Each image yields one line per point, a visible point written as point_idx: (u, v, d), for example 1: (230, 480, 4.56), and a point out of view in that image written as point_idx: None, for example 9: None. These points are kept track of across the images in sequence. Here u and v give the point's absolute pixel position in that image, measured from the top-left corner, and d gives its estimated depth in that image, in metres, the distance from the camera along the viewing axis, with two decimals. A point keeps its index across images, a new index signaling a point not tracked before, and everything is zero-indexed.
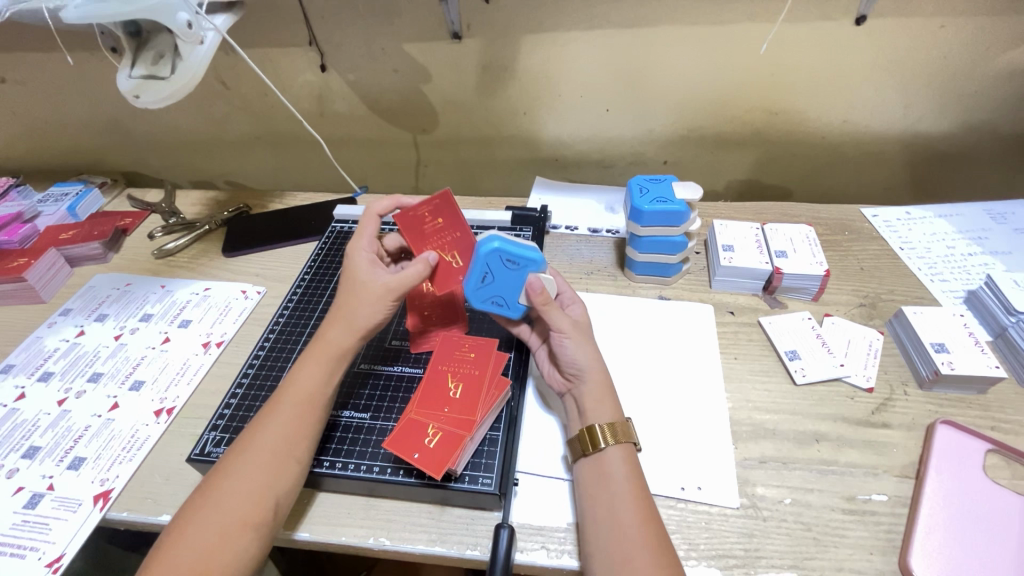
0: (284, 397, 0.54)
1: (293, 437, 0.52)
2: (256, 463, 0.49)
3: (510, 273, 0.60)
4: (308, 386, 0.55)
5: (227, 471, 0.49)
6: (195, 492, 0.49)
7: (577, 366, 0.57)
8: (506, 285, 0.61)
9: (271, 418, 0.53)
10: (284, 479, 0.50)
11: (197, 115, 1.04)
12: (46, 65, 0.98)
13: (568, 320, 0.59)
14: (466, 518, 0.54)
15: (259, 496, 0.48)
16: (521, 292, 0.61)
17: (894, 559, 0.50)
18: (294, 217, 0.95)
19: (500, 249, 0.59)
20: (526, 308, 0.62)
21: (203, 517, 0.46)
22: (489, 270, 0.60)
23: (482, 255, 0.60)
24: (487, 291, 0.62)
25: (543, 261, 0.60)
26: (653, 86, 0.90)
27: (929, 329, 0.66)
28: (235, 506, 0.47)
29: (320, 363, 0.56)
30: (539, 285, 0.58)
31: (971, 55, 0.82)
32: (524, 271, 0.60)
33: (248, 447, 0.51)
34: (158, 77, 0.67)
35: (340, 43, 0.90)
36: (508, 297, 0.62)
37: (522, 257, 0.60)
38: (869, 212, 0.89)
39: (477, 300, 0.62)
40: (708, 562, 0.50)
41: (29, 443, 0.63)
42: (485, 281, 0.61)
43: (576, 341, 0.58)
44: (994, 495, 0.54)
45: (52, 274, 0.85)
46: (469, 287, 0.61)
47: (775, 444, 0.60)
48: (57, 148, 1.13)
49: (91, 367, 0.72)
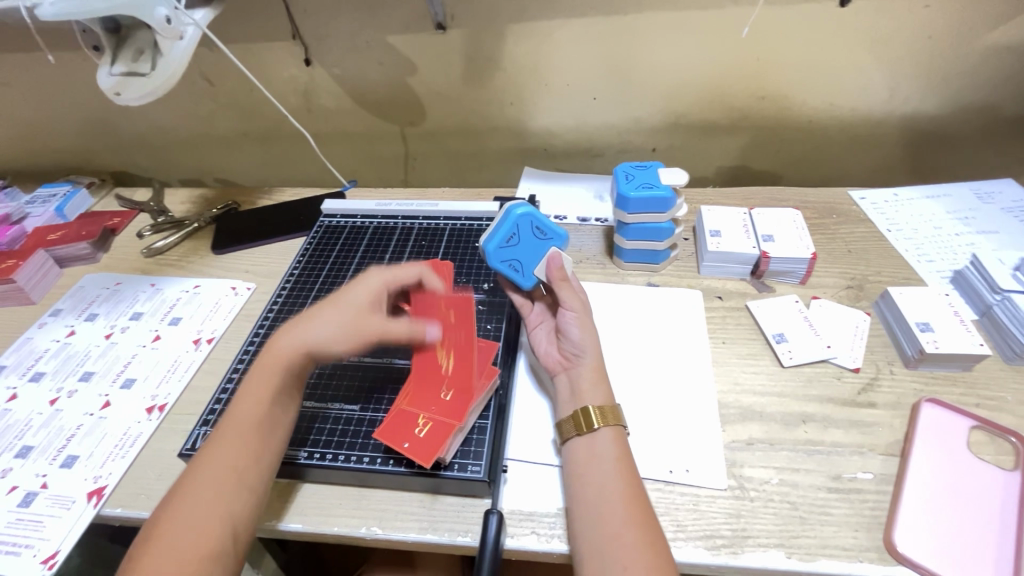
0: (232, 422, 0.51)
1: (243, 466, 0.49)
2: (210, 494, 0.47)
3: (535, 241, 0.65)
4: (255, 407, 0.52)
5: (177, 505, 0.46)
6: (138, 538, 0.45)
7: (577, 345, 0.59)
8: (527, 251, 0.64)
9: (217, 449, 0.50)
10: (237, 510, 0.47)
11: (183, 113, 1.04)
12: (29, 65, 0.97)
13: (577, 299, 0.61)
14: (457, 505, 0.55)
15: (214, 524, 0.46)
16: (540, 262, 0.64)
17: (878, 535, 0.51)
18: (282, 212, 0.95)
19: (532, 215, 0.65)
20: (536, 282, 0.65)
21: (158, 556, 0.43)
22: (517, 232, 0.64)
23: (514, 217, 0.64)
24: (509, 253, 0.64)
25: (566, 238, 0.65)
26: (639, 73, 0.90)
27: (914, 308, 0.66)
28: (190, 539, 0.44)
29: (269, 382, 0.53)
30: (560, 261, 0.63)
31: (955, 34, 0.82)
32: (549, 243, 0.65)
33: (194, 482, 0.48)
34: (139, 73, 0.67)
35: (325, 36, 0.90)
36: (525, 264, 0.64)
37: (552, 229, 0.65)
38: (857, 195, 0.90)
39: (495, 259, 0.64)
40: (696, 542, 0.51)
41: (22, 442, 0.64)
42: (508, 242, 0.64)
43: (581, 321, 0.59)
44: (978, 470, 0.55)
45: (41, 275, 0.85)
46: (494, 243, 0.63)
47: (762, 425, 0.60)
48: (43, 149, 1.13)
49: (83, 366, 0.72)
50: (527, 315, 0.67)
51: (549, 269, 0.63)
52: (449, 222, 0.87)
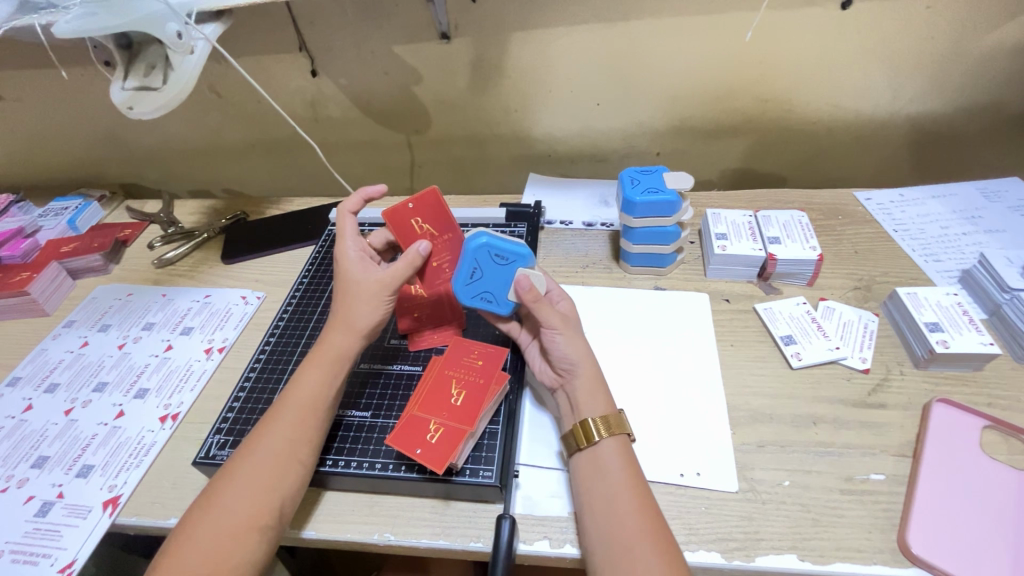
0: (288, 401, 0.55)
1: (297, 441, 0.53)
2: (263, 468, 0.50)
3: (498, 269, 0.61)
4: (311, 388, 0.56)
5: (232, 476, 0.50)
6: (205, 491, 0.50)
7: (569, 361, 0.58)
8: (495, 281, 0.62)
9: (274, 424, 0.53)
10: (287, 484, 0.50)
11: (192, 125, 1.05)
12: (41, 82, 0.99)
13: (558, 315, 0.59)
14: (469, 510, 0.55)
15: (264, 498, 0.49)
16: (510, 288, 0.61)
17: (893, 537, 0.51)
18: (291, 222, 0.96)
19: (489, 244, 0.61)
20: (515, 304, 0.63)
21: (208, 521, 0.47)
22: (478, 266, 0.61)
23: (471, 250, 0.61)
24: (477, 287, 0.62)
25: (531, 255, 0.61)
26: (641, 78, 0.91)
27: (923, 308, 0.66)
28: (240, 510, 0.48)
29: (322, 365, 0.57)
30: (527, 283, 0.60)
31: (958, 35, 0.83)
32: (512, 266, 0.61)
33: (251, 453, 0.51)
34: (151, 88, 0.68)
35: (331, 48, 0.91)
36: (497, 293, 0.62)
37: (512, 251, 0.61)
38: (863, 196, 0.90)
39: (466, 296, 0.62)
40: (709, 546, 0.51)
41: (38, 452, 0.64)
42: (474, 277, 0.62)
43: (567, 337, 0.59)
44: (991, 470, 0.54)
45: (55, 287, 0.86)
46: (458, 282, 0.61)
47: (772, 427, 0.60)
48: (56, 163, 1.14)
49: (96, 377, 0.73)
50: (517, 338, 0.66)
51: (519, 293, 0.60)
52: None
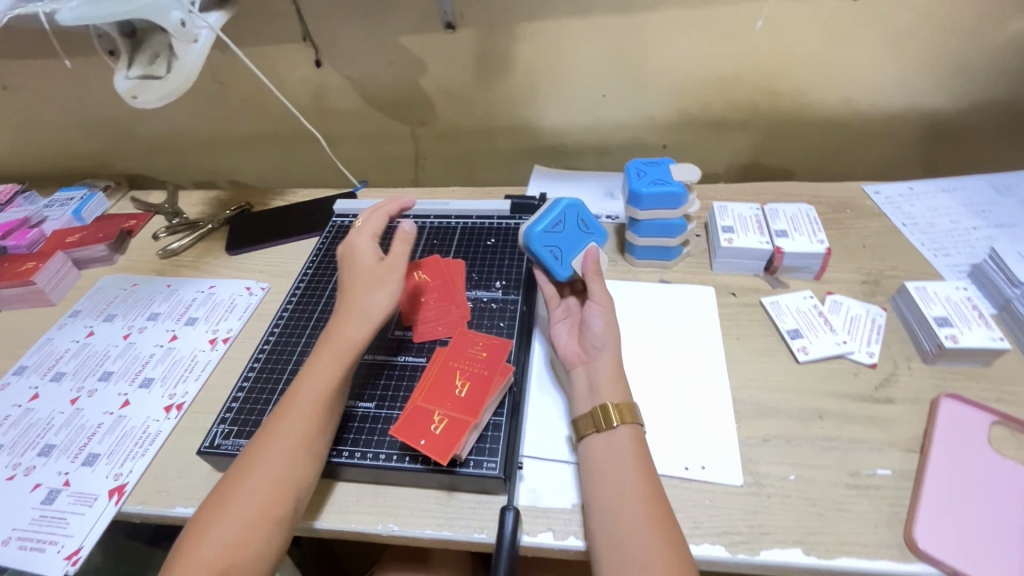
0: (299, 394, 0.55)
1: (311, 434, 0.53)
2: (277, 462, 0.50)
3: (578, 234, 0.69)
4: (323, 382, 0.55)
5: (246, 470, 0.50)
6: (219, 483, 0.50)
7: (601, 339, 0.59)
8: (569, 241, 0.68)
9: (286, 418, 0.53)
10: (302, 477, 0.51)
11: (196, 116, 1.05)
12: (46, 71, 0.99)
13: (605, 293, 0.63)
14: (472, 502, 0.55)
15: (280, 492, 0.49)
16: (580, 252, 0.68)
17: (899, 532, 0.51)
18: (295, 213, 0.96)
19: (580, 209, 0.71)
20: (572, 273, 0.67)
21: (223, 514, 0.47)
22: (563, 221, 0.69)
23: (565, 208, 0.70)
24: (553, 237, 0.68)
25: (606, 236, 0.71)
26: (648, 69, 0.90)
27: (931, 303, 0.66)
28: (256, 505, 0.48)
29: (334, 359, 0.57)
30: (596, 254, 0.67)
31: (970, 27, 0.81)
32: (591, 237, 0.70)
33: (264, 447, 0.51)
34: (155, 77, 0.68)
35: (335, 39, 0.91)
36: (564, 253, 0.67)
37: (594, 225, 0.71)
38: (872, 189, 0.89)
39: (538, 241, 0.67)
40: (713, 539, 0.51)
41: (45, 440, 0.65)
42: (555, 228, 0.68)
43: (607, 314, 0.61)
44: (998, 466, 0.54)
45: (60, 277, 0.86)
46: (543, 223, 0.67)
47: (778, 421, 0.60)
48: (61, 153, 1.14)
49: (101, 366, 0.73)
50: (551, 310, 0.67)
51: (585, 257, 0.66)
52: (460, 221, 0.86)
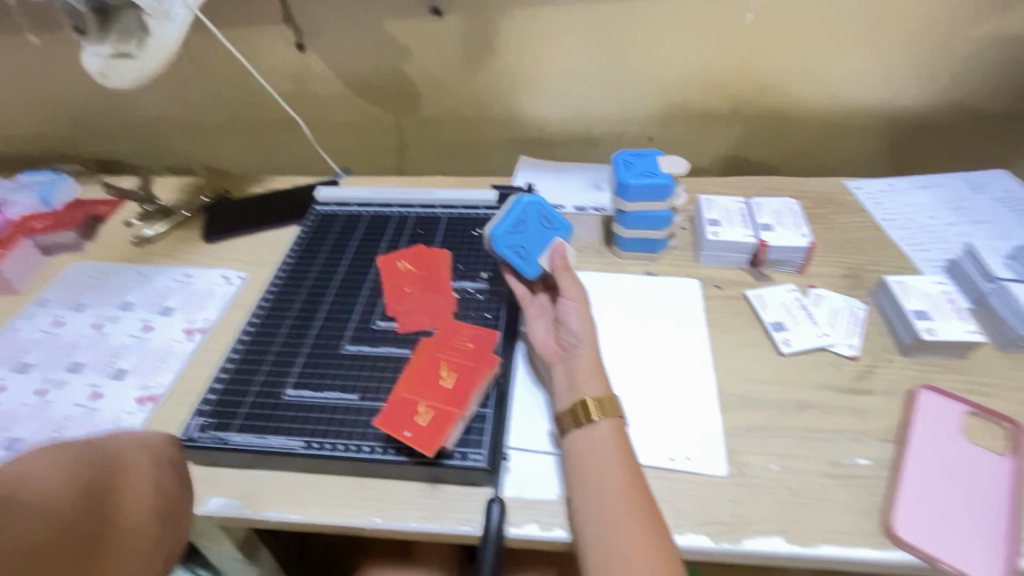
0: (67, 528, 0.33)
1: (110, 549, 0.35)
2: None
3: (544, 231, 0.69)
4: None
5: None
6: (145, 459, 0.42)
7: (577, 337, 0.59)
8: (534, 240, 0.68)
9: None
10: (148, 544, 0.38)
11: (171, 99, 1.01)
12: (12, 47, 0.95)
13: (577, 287, 0.62)
14: (458, 493, 0.54)
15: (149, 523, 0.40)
16: (546, 250, 0.67)
17: (877, 520, 0.52)
18: (276, 200, 0.93)
19: (541, 203, 0.70)
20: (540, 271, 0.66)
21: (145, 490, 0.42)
22: (525, 220, 0.68)
23: (525, 206, 0.69)
24: (516, 238, 0.67)
25: (571, 229, 0.70)
26: (636, 61, 0.90)
27: (910, 296, 0.67)
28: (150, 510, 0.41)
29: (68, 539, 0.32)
30: (563, 251, 0.66)
31: (946, 27, 0.83)
32: (556, 232, 0.69)
33: None
34: (126, 53, 0.66)
35: (318, 20, 0.88)
36: (530, 252, 0.67)
37: (558, 220, 0.70)
38: (853, 185, 0.90)
39: (502, 243, 0.66)
40: (698, 529, 0.51)
41: (9, 433, 0.62)
42: (518, 227, 0.67)
43: (581, 310, 0.60)
44: (972, 455, 0.55)
45: (24, 265, 0.82)
46: (504, 226, 0.67)
47: (761, 412, 0.60)
48: (26, 136, 1.09)
49: (71, 357, 0.70)
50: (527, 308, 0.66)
51: (551, 256, 0.65)
52: (446, 211, 0.85)
